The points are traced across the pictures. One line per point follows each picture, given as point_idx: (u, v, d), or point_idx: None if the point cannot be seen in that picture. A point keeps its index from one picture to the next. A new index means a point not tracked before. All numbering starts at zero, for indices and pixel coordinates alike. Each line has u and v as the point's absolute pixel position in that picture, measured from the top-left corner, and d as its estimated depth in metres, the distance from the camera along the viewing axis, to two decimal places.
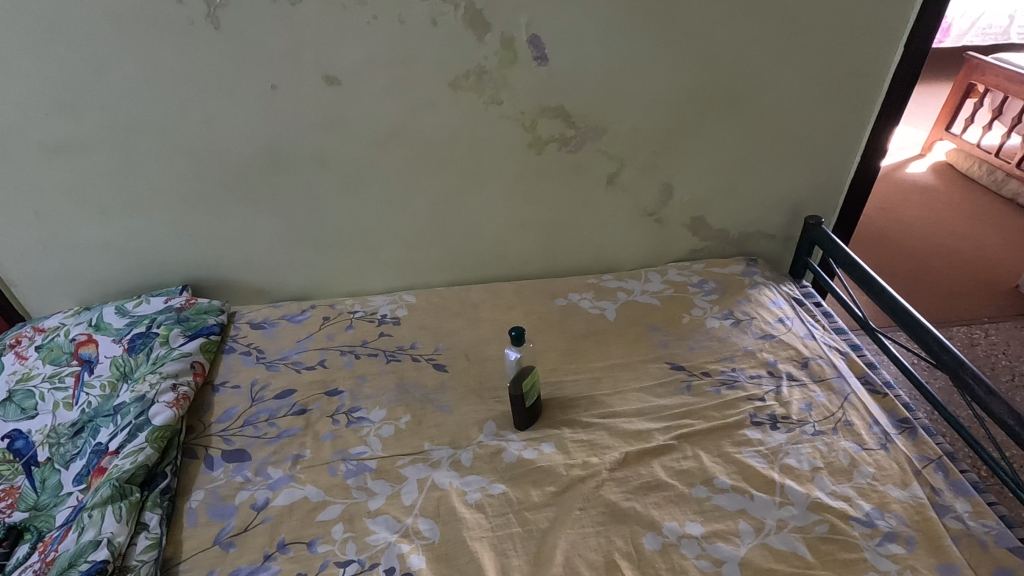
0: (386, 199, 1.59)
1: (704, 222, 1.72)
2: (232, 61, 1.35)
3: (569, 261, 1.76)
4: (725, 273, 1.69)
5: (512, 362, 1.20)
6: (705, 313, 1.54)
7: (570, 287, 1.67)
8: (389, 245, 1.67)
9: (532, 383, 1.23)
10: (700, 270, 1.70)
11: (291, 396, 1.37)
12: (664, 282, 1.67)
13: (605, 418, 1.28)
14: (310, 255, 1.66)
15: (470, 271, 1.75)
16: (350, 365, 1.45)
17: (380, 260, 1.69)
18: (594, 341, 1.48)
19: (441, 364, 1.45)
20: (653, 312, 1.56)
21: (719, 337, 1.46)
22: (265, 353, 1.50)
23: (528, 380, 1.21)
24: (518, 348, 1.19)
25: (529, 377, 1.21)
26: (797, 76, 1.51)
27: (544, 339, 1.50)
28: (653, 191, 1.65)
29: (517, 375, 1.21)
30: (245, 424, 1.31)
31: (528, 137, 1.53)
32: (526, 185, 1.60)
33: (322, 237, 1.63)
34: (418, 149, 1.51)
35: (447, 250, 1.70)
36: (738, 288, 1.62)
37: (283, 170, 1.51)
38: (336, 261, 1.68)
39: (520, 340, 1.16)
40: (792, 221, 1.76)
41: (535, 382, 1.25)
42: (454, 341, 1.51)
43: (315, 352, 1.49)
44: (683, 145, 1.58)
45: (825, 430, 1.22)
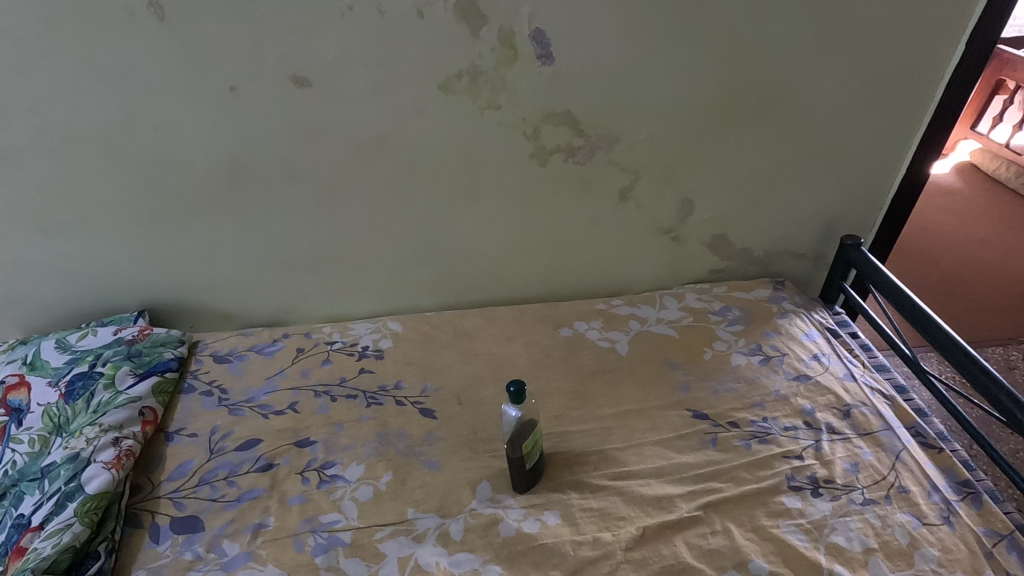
0: (368, 215, 1.39)
1: (726, 240, 1.54)
2: (183, 59, 1.15)
3: (575, 283, 1.57)
4: (749, 298, 1.50)
5: (511, 421, 1.01)
6: (729, 348, 1.36)
7: (577, 315, 1.49)
8: (372, 266, 1.48)
9: (535, 442, 1.06)
10: (721, 295, 1.52)
11: (255, 448, 1.19)
12: (682, 308, 1.48)
13: (619, 479, 1.10)
14: (284, 277, 1.47)
15: (464, 294, 1.56)
16: (325, 409, 1.27)
17: (362, 282, 1.51)
18: (605, 381, 1.30)
19: (429, 409, 1.26)
20: (671, 345, 1.38)
21: (746, 378, 1.28)
22: (229, 393, 1.31)
23: (529, 440, 1.03)
24: (520, 405, 1.00)
25: (530, 436, 1.03)
26: (838, 79, 1.32)
27: (548, 378, 1.31)
28: (672, 207, 1.46)
29: (515, 436, 1.03)
30: (200, 483, 1.13)
31: (530, 147, 1.33)
32: (527, 200, 1.41)
33: (299, 259, 1.45)
34: (404, 159, 1.32)
35: (439, 272, 1.51)
36: (765, 317, 1.44)
37: (250, 183, 1.32)
38: (312, 284, 1.49)
39: (518, 399, 0.97)
40: (824, 239, 1.57)
41: (538, 439, 1.07)
42: (445, 379, 1.33)
43: (285, 393, 1.31)
44: (705, 156, 1.39)
45: (876, 498, 1.04)
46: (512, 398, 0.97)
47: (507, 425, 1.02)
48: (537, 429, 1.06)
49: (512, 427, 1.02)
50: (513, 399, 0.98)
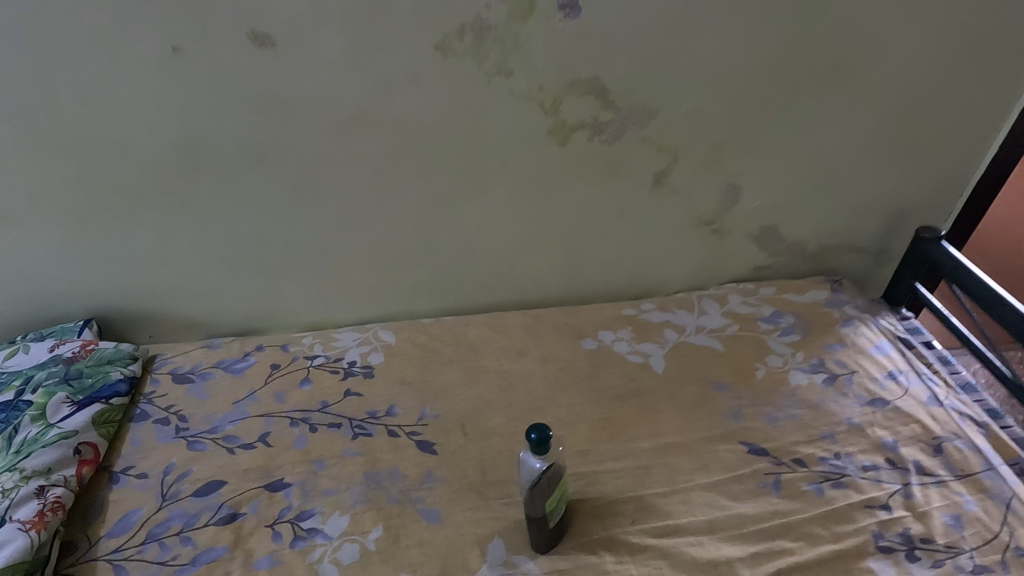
0: (353, 206, 1.17)
1: (776, 233, 1.31)
2: (112, 11, 0.91)
3: (598, 285, 1.35)
4: (803, 301, 1.28)
5: (531, 476, 0.81)
6: (785, 365, 1.14)
7: (601, 322, 1.26)
8: (359, 265, 1.26)
9: (559, 500, 0.85)
10: (770, 298, 1.29)
11: (217, 493, 0.98)
12: (725, 314, 1.26)
13: (663, 536, 0.89)
14: (256, 279, 1.25)
15: (468, 298, 1.34)
16: (302, 443, 1.05)
17: (349, 285, 1.29)
18: (639, 406, 1.08)
19: (428, 443, 1.05)
20: (716, 361, 1.16)
21: (809, 404, 1.06)
22: (189, 421, 1.10)
23: (554, 497, 0.82)
24: (544, 456, 0.79)
25: (555, 492, 0.82)
26: (925, 34, 1.09)
27: (570, 402, 1.10)
28: (716, 195, 1.23)
29: (536, 494, 0.81)
30: (147, 540, 0.92)
31: (547, 123, 1.10)
32: (542, 187, 1.18)
33: (273, 259, 1.22)
34: (394, 138, 1.09)
35: (439, 273, 1.29)
36: (825, 325, 1.21)
37: (207, 169, 1.09)
38: (290, 287, 1.27)
39: (544, 450, 0.76)
40: (889, 231, 1.34)
41: (564, 495, 0.86)
42: (447, 404, 1.11)
43: (256, 421, 1.10)
44: (758, 134, 1.16)
45: (989, 565, 0.83)
46: (534, 448, 0.77)
47: (525, 481, 0.81)
48: (564, 484, 0.85)
49: (532, 484, 0.81)
50: (535, 450, 0.77)
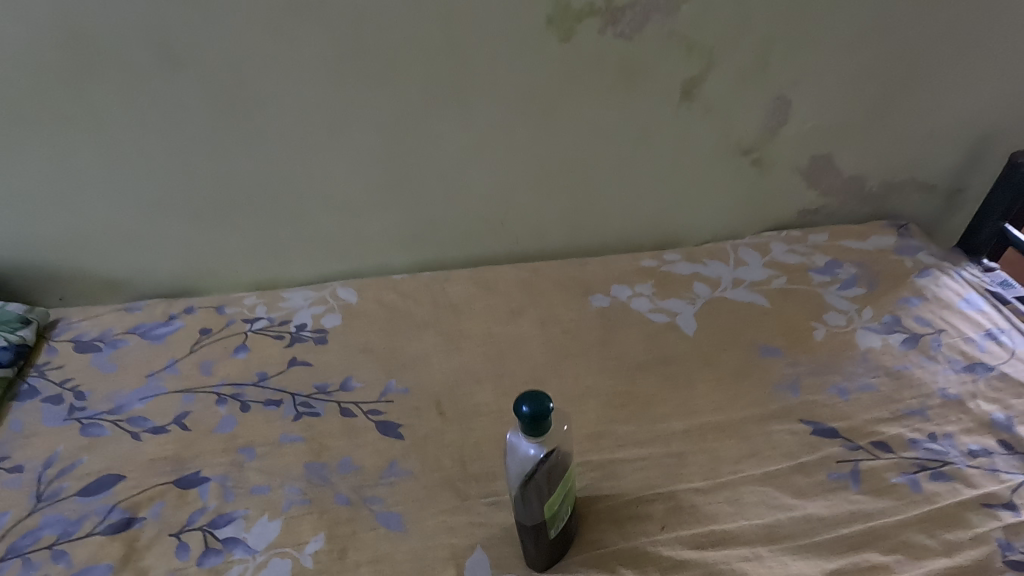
0: (300, 127, 0.91)
1: (829, 166, 1.06)
2: None
3: (609, 233, 1.10)
4: (866, 248, 1.03)
5: (523, 468, 0.56)
6: (850, 324, 0.89)
7: (614, 275, 1.01)
8: (312, 207, 1.01)
9: (565, 500, 0.60)
10: (824, 246, 1.04)
11: (110, 492, 0.74)
12: (769, 264, 1.01)
13: (706, 549, 0.65)
14: (183, 226, 1.00)
15: (449, 249, 1.09)
16: (229, 426, 0.81)
17: (302, 233, 1.04)
18: (667, 377, 0.84)
19: (392, 424, 0.80)
20: (761, 320, 0.91)
21: (888, 371, 0.82)
22: (87, 400, 0.86)
23: (558, 495, 0.58)
24: (539, 441, 0.55)
25: (560, 487, 0.58)
26: None
27: (577, 372, 0.85)
28: (758, 113, 0.97)
29: (532, 494, 0.57)
30: (6, 556, 0.68)
31: (547, 10, 0.85)
32: (541, 101, 0.93)
33: (203, 199, 0.97)
34: (347, 29, 0.84)
35: (412, 217, 1.04)
36: (896, 276, 0.96)
37: (105, 73, 0.84)
38: (226, 236, 1.02)
39: (542, 428, 0.52)
40: (965, 163, 1.10)
41: (571, 493, 0.62)
42: (419, 375, 0.87)
43: (173, 399, 0.85)
44: (815, 28, 0.91)
45: None
46: (528, 426, 0.52)
47: (514, 476, 0.57)
48: (574, 477, 0.61)
49: (525, 480, 0.57)
50: (530, 428, 0.53)
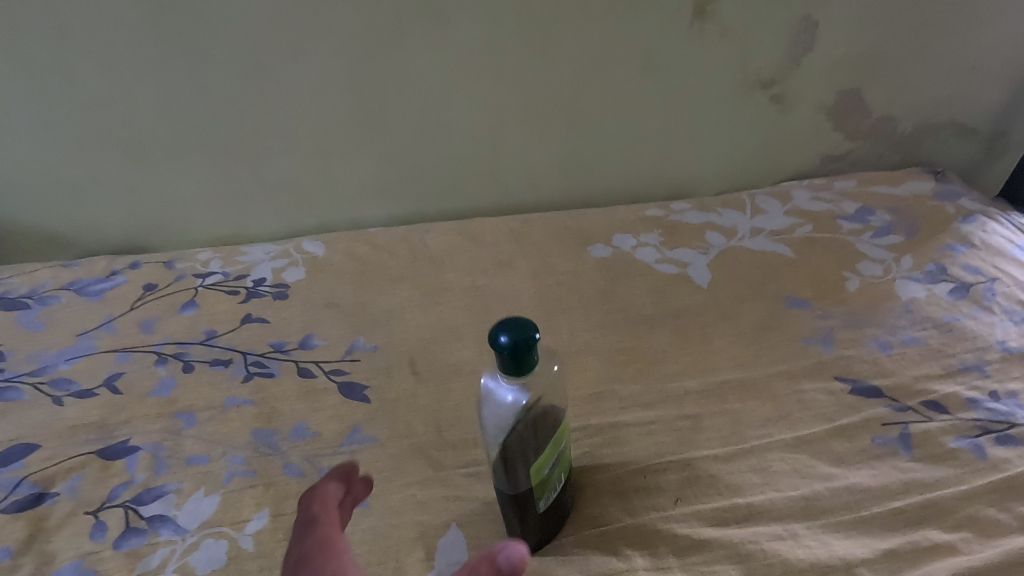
0: (254, 48, 0.80)
1: (856, 104, 0.94)
2: None
3: (610, 182, 0.98)
4: (900, 195, 0.91)
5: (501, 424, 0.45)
6: (888, 274, 0.78)
7: (615, 226, 0.90)
8: (273, 148, 0.89)
9: (557, 465, 0.49)
10: (852, 193, 0.92)
11: (20, 462, 0.63)
12: (790, 212, 0.90)
13: (729, 527, 0.53)
14: (129, 168, 0.90)
15: (432, 200, 0.97)
16: (167, 389, 0.70)
17: (263, 179, 0.92)
18: (678, 332, 0.72)
19: (357, 386, 0.69)
20: (785, 270, 0.80)
21: (936, 324, 0.70)
22: (7, 360, 0.74)
23: (547, 457, 0.46)
24: (515, 390, 0.44)
25: (548, 448, 0.46)
26: None
27: (574, 327, 0.74)
28: (778, 38, 0.86)
29: (514, 459, 0.46)
30: None
31: None
32: (531, 20, 0.81)
33: (148, 135, 0.87)
34: None
35: (389, 161, 0.92)
36: (937, 222, 0.85)
37: None
38: (178, 181, 0.91)
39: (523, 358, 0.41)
40: (1007, 103, 0.98)
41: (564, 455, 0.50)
42: (391, 331, 0.75)
43: (106, 359, 0.74)
44: None
45: None
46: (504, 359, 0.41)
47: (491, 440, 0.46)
48: (566, 433, 0.49)
49: (504, 442, 0.45)
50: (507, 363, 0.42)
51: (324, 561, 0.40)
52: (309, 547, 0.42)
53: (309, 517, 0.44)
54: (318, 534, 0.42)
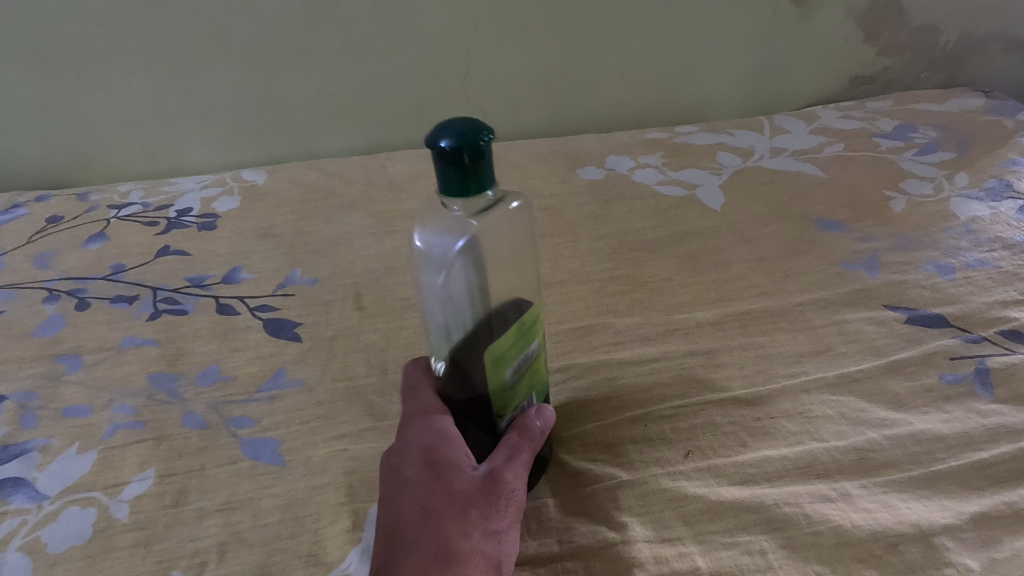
0: None
1: (889, 8, 0.81)
2: None
3: (603, 105, 0.86)
4: (946, 112, 0.77)
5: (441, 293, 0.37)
6: (941, 193, 0.64)
7: (611, 149, 0.76)
8: (205, 57, 0.77)
9: (531, 371, 0.38)
10: (889, 111, 0.79)
11: None
12: (817, 132, 0.76)
13: (758, 486, 0.40)
14: (36, 85, 0.77)
15: (399, 128, 0.85)
16: (54, 329, 0.56)
17: (198, 96, 0.80)
18: (685, 258, 0.59)
19: (288, 322, 0.56)
20: (814, 190, 0.66)
21: (1007, 244, 0.56)
22: None
23: (511, 346, 0.35)
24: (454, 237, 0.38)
25: (508, 330, 0.35)
26: None
27: (559, 254, 0.61)
28: None
29: (470, 351, 0.36)
30: None
31: None
32: None
33: (52, 38, 0.74)
34: None
35: (343, 75, 0.80)
36: (993, 136, 0.71)
37: None
38: (96, 100, 0.79)
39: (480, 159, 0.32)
40: None
41: (542, 366, 0.39)
42: (338, 263, 0.62)
43: None
44: None
45: None
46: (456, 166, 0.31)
47: (437, 327, 0.37)
48: (540, 330, 0.38)
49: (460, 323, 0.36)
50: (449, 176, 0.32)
51: (423, 424, 0.36)
52: (412, 408, 0.37)
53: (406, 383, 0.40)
54: (416, 400, 0.38)
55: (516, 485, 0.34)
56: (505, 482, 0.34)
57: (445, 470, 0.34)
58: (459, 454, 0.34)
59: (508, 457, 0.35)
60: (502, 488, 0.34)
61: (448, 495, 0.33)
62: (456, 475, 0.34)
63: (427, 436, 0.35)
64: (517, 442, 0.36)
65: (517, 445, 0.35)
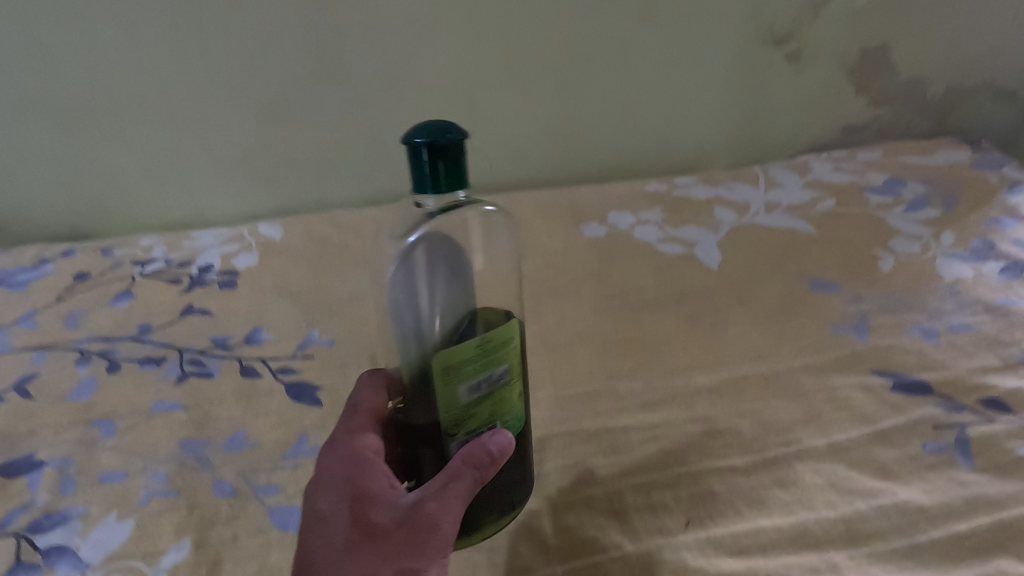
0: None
1: (878, 64, 0.85)
2: None
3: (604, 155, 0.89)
4: (934, 165, 0.81)
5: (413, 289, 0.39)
6: (927, 252, 0.67)
7: (612, 202, 0.80)
8: (223, 116, 0.81)
9: (495, 395, 0.39)
10: (878, 163, 0.82)
11: None
12: (810, 185, 0.79)
13: (755, 557, 0.42)
14: (58, 143, 0.81)
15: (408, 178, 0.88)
16: (88, 392, 0.59)
17: (216, 152, 0.84)
18: (685, 318, 0.62)
19: (308, 385, 0.59)
20: (807, 246, 0.69)
21: (988, 307, 0.60)
22: None
23: (470, 360, 0.37)
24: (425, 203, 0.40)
25: (470, 344, 0.37)
26: None
27: (564, 314, 0.64)
28: None
29: (435, 347, 0.38)
30: None
31: None
32: None
33: (75, 98, 0.78)
34: None
35: (355, 129, 0.83)
36: (978, 192, 0.74)
37: None
38: (115, 156, 0.83)
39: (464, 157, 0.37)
40: None
41: (514, 399, 0.40)
42: (354, 323, 0.65)
43: (21, 358, 0.63)
44: None
45: None
46: (432, 163, 0.36)
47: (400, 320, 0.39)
48: (515, 359, 0.40)
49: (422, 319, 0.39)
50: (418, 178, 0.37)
51: (351, 455, 0.38)
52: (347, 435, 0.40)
53: (353, 404, 0.42)
54: (352, 427, 0.40)
55: (439, 516, 0.35)
56: (429, 514, 0.35)
57: (366, 503, 0.35)
58: (380, 487, 0.36)
59: (440, 487, 0.35)
60: (422, 521, 0.34)
61: (363, 528, 0.34)
62: (373, 507, 0.35)
63: (353, 467, 0.37)
64: (458, 470, 0.36)
65: (455, 473, 0.36)
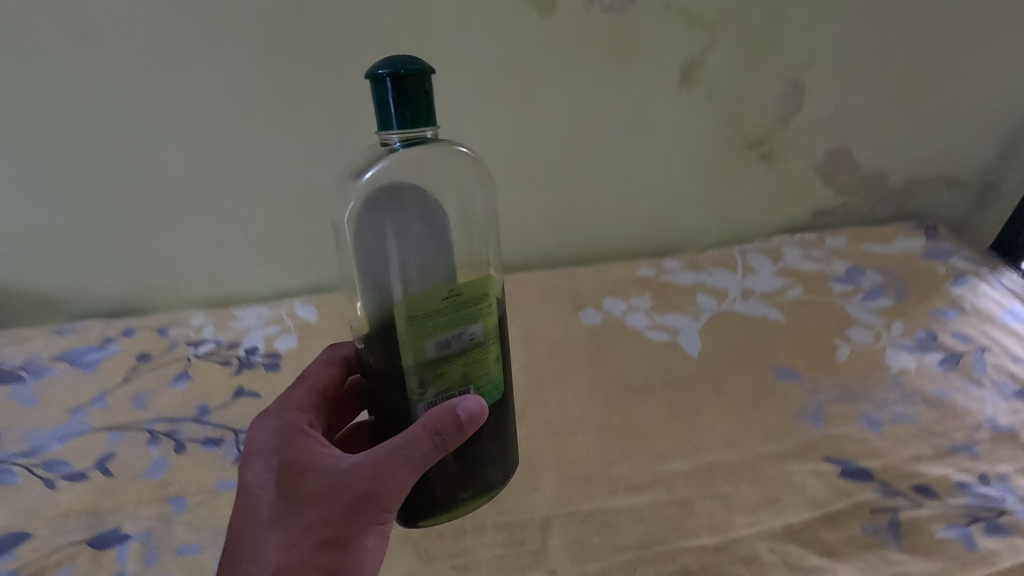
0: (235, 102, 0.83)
1: (842, 162, 0.97)
2: None
3: (600, 239, 0.99)
4: (890, 254, 0.92)
5: (380, 235, 0.44)
6: (878, 341, 0.78)
7: (608, 288, 0.91)
8: (265, 210, 0.92)
9: (468, 350, 0.44)
10: (842, 251, 0.94)
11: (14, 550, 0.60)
12: (780, 273, 0.91)
13: None
14: (117, 231, 0.91)
15: None
16: (160, 470, 0.69)
17: (257, 238, 0.94)
18: (668, 406, 0.73)
19: None
20: (776, 335, 0.81)
21: (926, 398, 0.70)
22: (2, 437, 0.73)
23: (441, 313, 0.42)
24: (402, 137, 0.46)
25: (437, 295, 0.42)
26: None
27: (565, 400, 0.74)
28: (765, 99, 0.90)
29: None
30: None
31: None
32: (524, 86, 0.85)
33: (134, 194, 0.88)
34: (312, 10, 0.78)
35: None
36: (926, 283, 0.85)
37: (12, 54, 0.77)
38: (168, 242, 0.93)
39: (428, 88, 0.42)
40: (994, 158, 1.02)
41: (489, 362, 0.45)
42: None
43: (99, 437, 0.73)
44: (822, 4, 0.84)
45: None
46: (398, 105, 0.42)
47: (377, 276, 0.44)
48: (487, 314, 0.44)
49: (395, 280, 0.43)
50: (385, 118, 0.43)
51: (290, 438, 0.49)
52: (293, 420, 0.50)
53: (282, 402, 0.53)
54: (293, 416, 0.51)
55: (376, 478, 0.43)
56: (363, 480, 0.43)
57: (304, 474, 0.45)
58: (310, 461, 0.46)
59: (389, 450, 0.43)
60: (350, 484, 0.43)
61: (298, 495, 0.45)
62: (304, 478, 0.45)
63: (291, 449, 0.47)
64: (418, 435, 0.43)
65: (414, 439, 0.43)
